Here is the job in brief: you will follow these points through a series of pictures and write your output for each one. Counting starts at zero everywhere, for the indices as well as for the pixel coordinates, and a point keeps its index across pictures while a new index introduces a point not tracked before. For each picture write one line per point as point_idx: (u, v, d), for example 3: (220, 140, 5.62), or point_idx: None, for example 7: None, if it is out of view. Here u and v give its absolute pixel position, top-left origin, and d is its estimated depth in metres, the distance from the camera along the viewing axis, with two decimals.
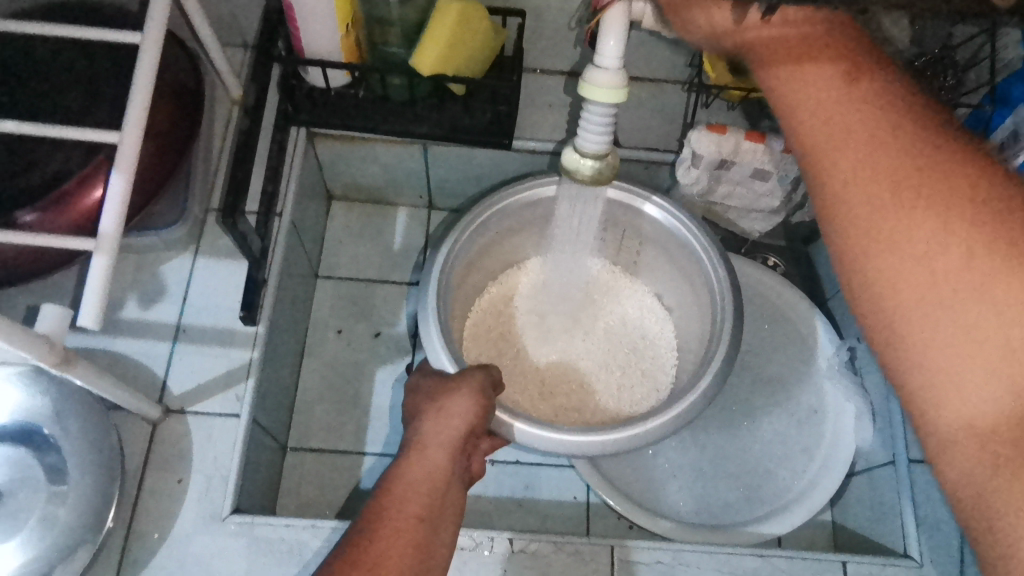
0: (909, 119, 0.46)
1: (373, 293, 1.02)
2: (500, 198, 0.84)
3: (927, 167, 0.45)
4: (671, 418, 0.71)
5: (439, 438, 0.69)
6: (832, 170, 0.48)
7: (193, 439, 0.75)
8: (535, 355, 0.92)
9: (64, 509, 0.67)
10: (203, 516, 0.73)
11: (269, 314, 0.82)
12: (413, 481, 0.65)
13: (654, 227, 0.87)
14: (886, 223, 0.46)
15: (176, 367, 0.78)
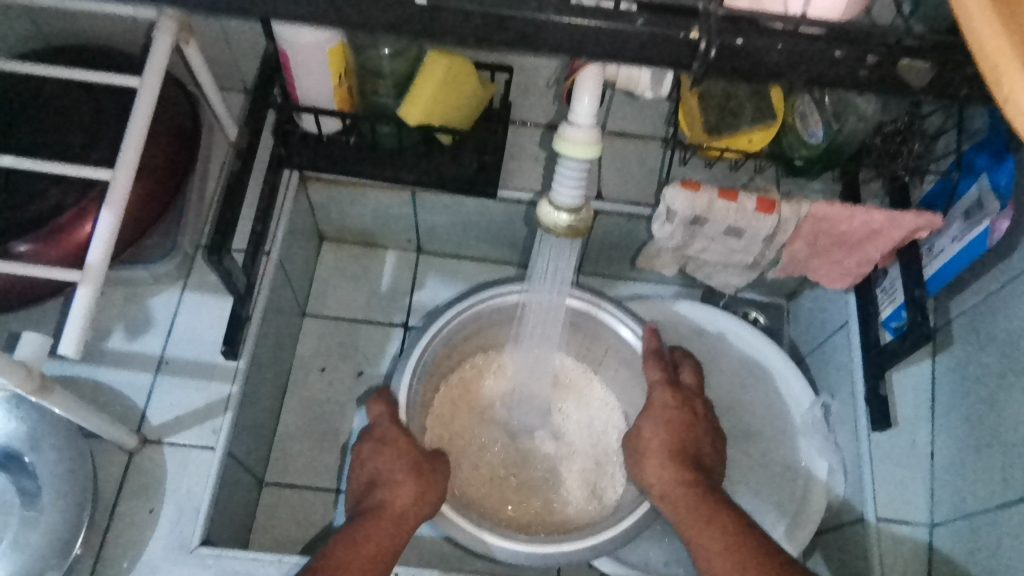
0: (716, 501, 0.73)
1: (358, 334, 1.04)
2: (491, 301, 0.88)
3: (729, 523, 0.70)
4: (584, 549, 0.77)
5: (411, 507, 0.75)
6: (672, 510, 0.74)
7: (167, 469, 0.77)
8: (495, 435, 0.92)
9: (34, 535, 0.69)
10: (172, 546, 0.74)
11: (250, 350, 0.84)
12: (376, 547, 0.70)
13: (625, 350, 0.90)
14: (692, 526, 0.71)
15: (156, 398, 0.80)
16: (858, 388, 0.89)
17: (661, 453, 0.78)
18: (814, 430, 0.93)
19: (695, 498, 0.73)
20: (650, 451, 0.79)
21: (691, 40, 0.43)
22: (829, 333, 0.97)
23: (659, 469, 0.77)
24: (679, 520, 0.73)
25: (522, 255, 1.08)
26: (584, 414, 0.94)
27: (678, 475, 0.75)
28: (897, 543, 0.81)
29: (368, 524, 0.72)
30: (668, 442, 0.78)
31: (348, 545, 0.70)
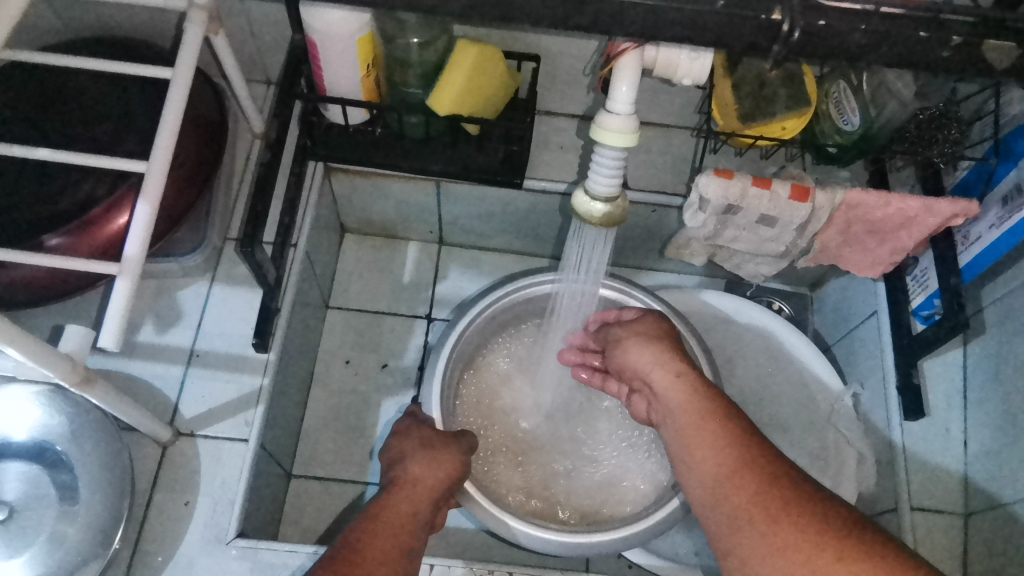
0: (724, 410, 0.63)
1: (383, 326, 1.04)
2: (523, 285, 0.89)
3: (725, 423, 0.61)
4: (616, 540, 0.77)
5: (439, 480, 0.73)
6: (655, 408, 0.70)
7: (201, 461, 0.77)
8: (524, 427, 0.92)
9: (72, 526, 0.68)
10: (207, 538, 0.74)
11: (280, 341, 0.84)
12: (405, 517, 0.68)
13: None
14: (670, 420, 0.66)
15: (188, 391, 0.80)
16: (889, 377, 0.89)
17: (656, 343, 0.71)
18: (844, 421, 0.93)
19: (720, 434, 0.60)
20: (649, 345, 0.71)
21: (772, 21, 0.42)
22: (859, 321, 0.97)
23: (639, 352, 0.71)
24: (665, 368, 0.68)
25: (546, 246, 1.07)
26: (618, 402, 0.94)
27: (677, 362, 0.68)
28: (930, 531, 0.82)
29: (394, 495, 0.70)
30: (654, 335, 0.73)
31: (373, 514, 0.67)
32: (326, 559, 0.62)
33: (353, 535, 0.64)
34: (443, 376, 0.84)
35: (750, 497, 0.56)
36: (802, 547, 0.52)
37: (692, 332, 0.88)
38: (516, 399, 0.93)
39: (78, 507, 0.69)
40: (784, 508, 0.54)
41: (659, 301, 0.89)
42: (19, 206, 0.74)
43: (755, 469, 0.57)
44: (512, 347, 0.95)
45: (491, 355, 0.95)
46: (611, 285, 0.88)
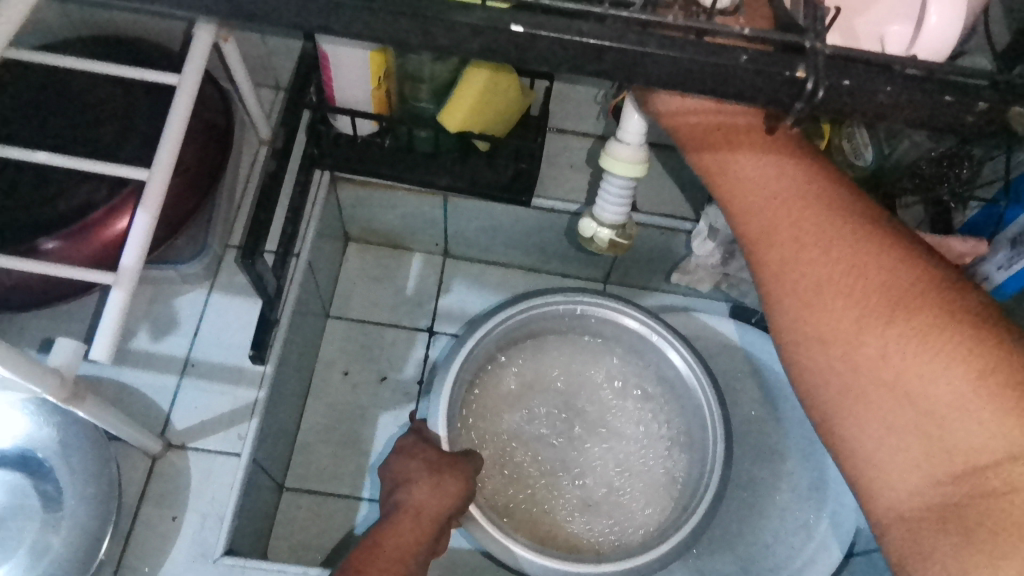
0: (872, 257, 0.50)
1: (383, 338, 1.02)
2: (541, 301, 0.89)
3: (891, 304, 0.49)
4: (619, 569, 0.77)
5: (443, 506, 0.72)
6: (777, 282, 0.53)
7: (191, 475, 0.76)
8: (521, 449, 0.91)
9: (56, 535, 0.68)
10: (195, 555, 0.73)
11: (278, 353, 0.83)
12: (403, 552, 0.67)
13: (668, 371, 0.91)
14: (810, 317, 0.52)
15: (182, 401, 0.79)
16: None
17: (794, 201, 0.53)
18: None
19: (861, 251, 0.50)
20: (791, 208, 0.53)
21: (796, 79, 0.37)
22: None
23: (773, 206, 0.53)
24: (791, 217, 0.53)
25: (552, 263, 1.06)
26: (623, 427, 0.93)
27: (811, 220, 0.52)
28: None
29: (395, 525, 0.69)
30: (793, 231, 0.52)
31: (369, 549, 0.66)
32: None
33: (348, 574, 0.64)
34: (450, 394, 0.83)
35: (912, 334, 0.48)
36: (968, 476, 0.47)
37: (707, 365, 0.88)
38: (516, 419, 0.92)
39: (63, 518, 0.68)
40: (972, 342, 0.46)
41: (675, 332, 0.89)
42: (15, 209, 0.73)
43: (877, 267, 0.50)
44: (517, 365, 0.94)
45: (497, 371, 0.94)
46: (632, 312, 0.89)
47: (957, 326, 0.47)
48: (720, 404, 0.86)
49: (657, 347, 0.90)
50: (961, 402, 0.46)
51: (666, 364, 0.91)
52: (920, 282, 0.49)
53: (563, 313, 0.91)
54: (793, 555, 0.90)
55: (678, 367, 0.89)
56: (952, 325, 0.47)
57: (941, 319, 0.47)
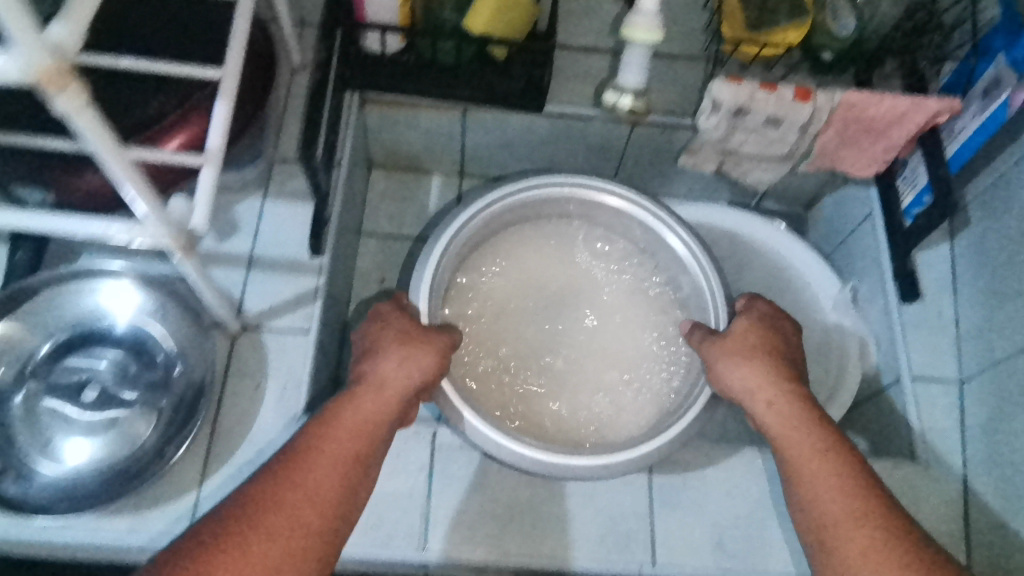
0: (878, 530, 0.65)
1: (412, 251, 1.10)
2: (534, 184, 0.95)
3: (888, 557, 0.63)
4: (598, 464, 0.78)
5: (409, 382, 0.73)
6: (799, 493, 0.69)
7: (268, 349, 0.85)
8: (516, 321, 0.99)
9: (145, 427, 0.77)
10: (280, 416, 0.82)
11: (332, 246, 0.91)
12: (360, 421, 0.69)
13: (668, 253, 0.98)
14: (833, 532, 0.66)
15: (251, 288, 0.88)
16: (884, 267, 0.98)
17: (776, 390, 0.75)
18: (844, 310, 1.02)
19: (857, 510, 0.66)
20: (764, 394, 0.75)
21: None
22: (855, 225, 1.06)
23: (777, 414, 0.74)
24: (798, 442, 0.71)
25: (562, 174, 1.16)
26: (615, 318, 1.01)
27: (822, 452, 0.70)
28: (934, 398, 0.90)
29: (359, 397, 0.70)
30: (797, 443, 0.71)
31: (331, 416, 0.68)
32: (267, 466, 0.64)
33: (302, 441, 0.66)
34: (432, 279, 0.87)
35: (856, 510, 0.66)
36: None
37: (708, 248, 0.95)
38: (511, 293, 1.00)
39: (158, 409, 0.78)
40: None
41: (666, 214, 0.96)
42: None
43: (867, 527, 0.65)
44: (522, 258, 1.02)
45: (501, 255, 1.00)
46: (616, 194, 0.96)
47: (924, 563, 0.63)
48: (719, 280, 0.93)
49: (656, 231, 0.97)
50: None
51: (666, 252, 0.98)
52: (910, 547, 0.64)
53: (568, 199, 0.97)
54: None
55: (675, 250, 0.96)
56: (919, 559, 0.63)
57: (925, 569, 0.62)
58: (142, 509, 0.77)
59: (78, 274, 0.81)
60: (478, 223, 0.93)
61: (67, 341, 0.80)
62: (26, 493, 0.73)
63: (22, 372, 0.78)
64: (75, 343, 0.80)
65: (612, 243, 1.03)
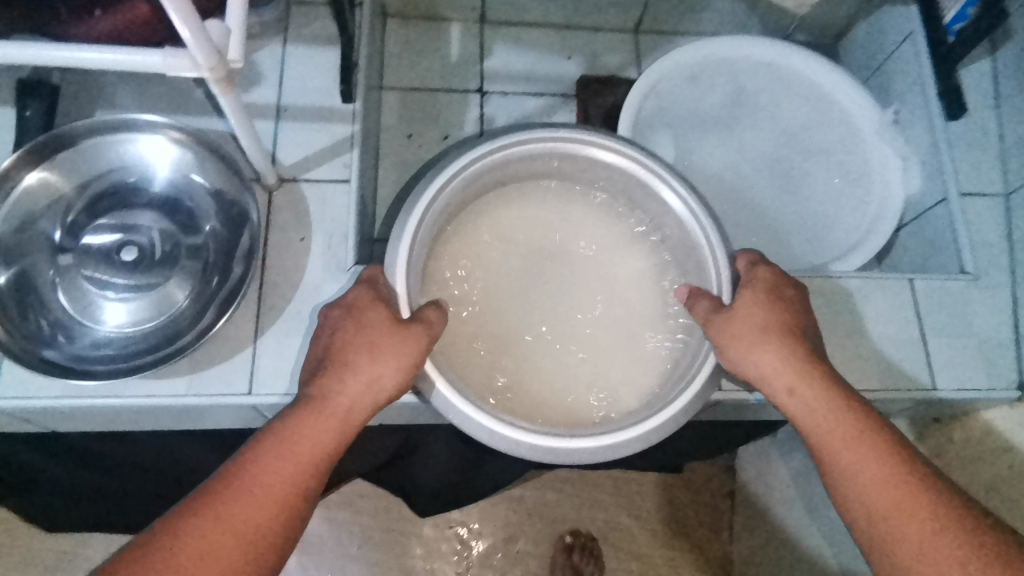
0: (946, 523, 0.56)
1: (437, 101, 1.07)
2: (502, 143, 0.72)
3: (960, 556, 0.54)
4: (594, 447, 0.65)
5: (370, 394, 0.62)
6: (845, 486, 0.60)
7: (308, 201, 0.82)
8: (493, 298, 0.77)
9: (182, 293, 0.75)
10: (329, 266, 0.80)
11: (362, 92, 0.87)
12: (302, 454, 0.58)
13: (668, 216, 0.76)
14: (892, 533, 0.57)
15: (282, 141, 0.84)
16: (930, 85, 0.95)
17: (808, 378, 0.64)
18: (888, 133, 0.98)
19: (922, 505, 0.57)
20: (798, 378, 0.64)
21: None
22: (895, 47, 1.02)
23: (814, 402, 0.63)
24: (839, 433, 0.61)
25: (587, 13, 1.11)
26: (617, 287, 0.79)
27: (868, 443, 0.60)
28: (979, 211, 0.90)
29: (306, 420, 0.59)
30: (840, 432, 0.61)
31: (268, 447, 0.57)
32: (186, 512, 0.54)
33: (231, 482, 0.55)
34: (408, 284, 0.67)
35: (919, 510, 0.57)
36: None
37: (710, 204, 0.73)
38: (488, 260, 0.78)
39: (195, 275, 0.76)
40: None
41: (666, 168, 0.74)
42: None
43: (933, 522, 0.56)
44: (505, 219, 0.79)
45: (482, 248, 0.78)
46: (605, 146, 0.74)
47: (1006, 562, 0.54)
48: (727, 248, 0.72)
49: (649, 189, 0.75)
50: None
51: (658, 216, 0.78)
52: (985, 546, 0.54)
53: (551, 155, 0.75)
54: (846, 230, 1.00)
55: (674, 214, 0.75)
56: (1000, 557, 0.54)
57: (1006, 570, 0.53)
58: (197, 366, 0.75)
59: (104, 128, 0.76)
60: (452, 194, 0.72)
61: (97, 204, 0.77)
62: (69, 356, 0.71)
63: (53, 240, 0.76)
64: (105, 207, 0.77)
65: (616, 218, 0.81)
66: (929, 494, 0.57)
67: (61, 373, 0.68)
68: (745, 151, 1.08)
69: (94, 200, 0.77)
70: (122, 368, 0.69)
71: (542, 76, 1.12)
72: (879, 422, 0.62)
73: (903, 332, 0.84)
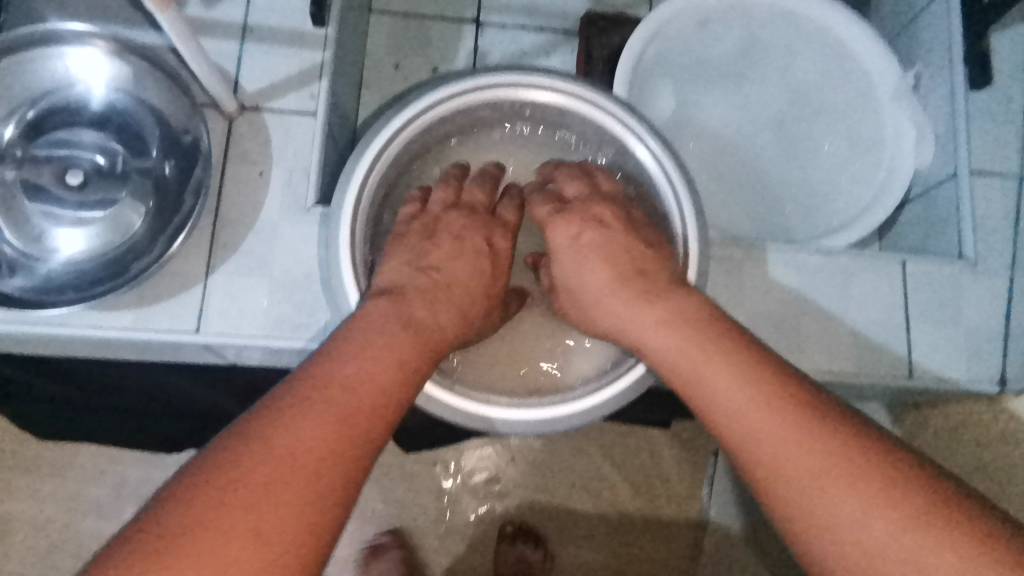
0: (827, 440, 0.49)
1: (428, 30, 1.02)
2: (465, 86, 0.67)
3: (843, 474, 0.48)
4: (534, 420, 0.63)
5: (414, 347, 0.56)
6: (725, 427, 0.54)
7: (272, 132, 0.79)
8: None
9: (138, 216, 0.74)
10: (288, 205, 0.77)
11: (337, 16, 0.83)
12: (355, 412, 0.49)
13: (641, 173, 0.72)
14: (773, 463, 0.50)
15: (247, 64, 0.80)
16: (956, 48, 0.87)
17: (685, 330, 0.59)
18: (906, 98, 0.90)
19: (803, 430, 0.50)
20: (679, 334, 0.59)
21: None
22: (925, 5, 0.93)
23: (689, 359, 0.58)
24: (710, 376, 0.55)
25: None
26: None
27: (738, 378, 0.54)
28: (990, 191, 0.83)
29: (350, 370, 0.51)
30: (711, 378, 0.55)
31: (304, 395, 0.49)
32: (201, 476, 0.43)
33: (268, 443, 0.45)
34: (353, 229, 0.64)
35: (821, 433, 0.49)
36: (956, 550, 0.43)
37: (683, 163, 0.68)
38: None
39: (149, 195, 0.75)
40: (904, 496, 0.46)
41: (639, 120, 0.69)
42: None
43: (816, 445, 0.49)
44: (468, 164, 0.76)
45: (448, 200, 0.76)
46: (565, 91, 0.69)
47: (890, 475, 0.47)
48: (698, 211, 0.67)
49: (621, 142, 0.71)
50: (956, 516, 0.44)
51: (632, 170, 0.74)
52: (865, 457, 0.48)
53: (518, 103, 0.70)
54: (851, 200, 0.94)
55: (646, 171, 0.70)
56: (880, 468, 0.47)
57: (893, 484, 0.46)
58: (145, 300, 0.74)
59: (33, 43, 0.71)
60: (415, 134, 0.68)
61: (46, 126, 0.74)
62: (31, 286, 0.70)
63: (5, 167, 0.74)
64: (48, 126, 0.75)
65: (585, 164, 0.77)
66: (809, 416, 0.51)
67: (18, 306, 0.68)
68: (750, 107, 1.01)
69: (35, 120, 0.74)
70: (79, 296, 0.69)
71: (544, 8, 1.05)
72: (752, 355, 0.56)
73: (889, 316, 0.79)
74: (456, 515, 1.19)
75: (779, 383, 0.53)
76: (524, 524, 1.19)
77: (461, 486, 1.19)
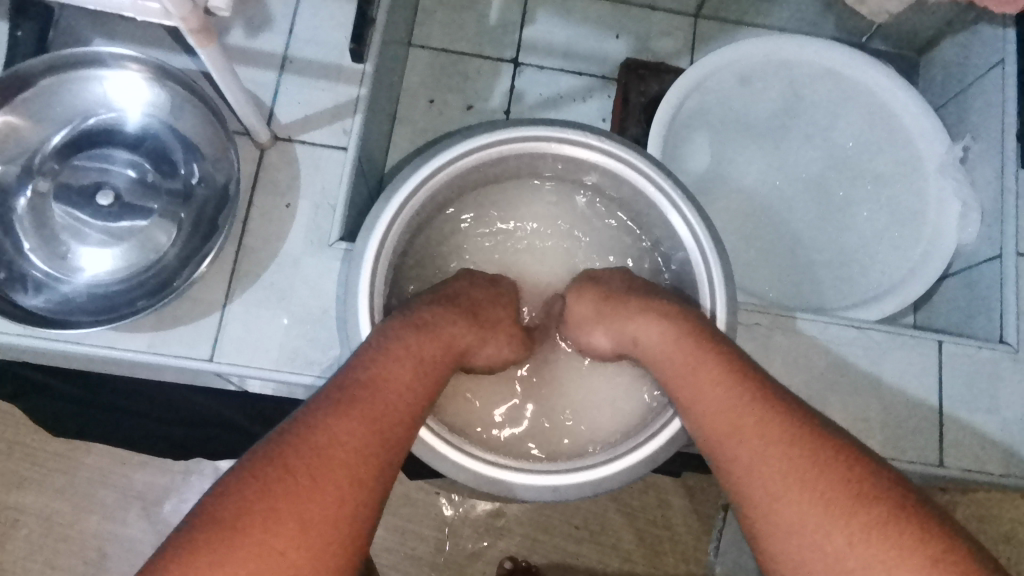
0: (807, 454, 0.54)
1: (467, 66, 1.02)
2: (494, 139, 0.65)
3: (813, 485, 0.53)
4: (542, 486, 0.60)
5: (407, 393, 0.58)
6: (715, 439, 0.58)
7: (301, 165, 0.78)
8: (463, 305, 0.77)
9: (165, 238, 0.73)
10: (312, 240, 0.76)
11: (375, 52, 0.82)
12: (338, 467, 0.52)
13: (675, 241, 0.69)
14: (755, 473, 0.55)
15: (283, 95, 0.79)
16: (1010, 124, 0.84)
17: (683, 362, 0.61)
18: (953, 172, 0.87)
19: (787, 444, 0.55)
20: (685, 370, 0.61)
21: None
22: (979, 74, 0.91)
23: (692, 387, 0.60)
24: (705, 392, 0.59)
25: None
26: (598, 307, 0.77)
27: (731, 400, 0.58)
28: None
29: (338, 422, 0.53)
30: (709, 401, 0.59)
31: (289, 454, 0.51)
32: (190, 544, 0.47)
33: (250, 503, 0.48)
34: (374, 276, 0.62)
35: (814, 487, 0.53)
36: (915, 557, 0.49)
37: (718, 235, 0.65)
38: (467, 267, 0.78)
39: (176, 219, 0.73)
40: (870, 509, 0.51)
41: (676, 190, 0.66)
42: None
43: (798, 456, 0.54)
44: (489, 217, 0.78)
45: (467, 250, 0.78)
46: (599, 148, 0.67)
47: (857, 485, 0.52)
48: (726, 284, 0.65)
49: (655, 207, 0.68)
50: (913, 532, 0.50)
51: (665, 234, 0.72)
52: (839, 469, 0.53)
53: (549, 156, 0.69)
54: (885, 270, 0.92)
55: (678, 239, 0.68)
56: (850, 480, 0.52)
57: (863, 497, 0.52)
58: (162, 323, 0.73)
59: (69, 62, 0.71)
60: (441, 184, 0.67)
61: (80, 144, 0.74)
62: (53, 305, 0.70)
63: (37, 182, 0.73)
64: (82, 145, 0.74)
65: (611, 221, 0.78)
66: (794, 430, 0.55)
67: (40, 325, 0.67)
68: (785, 168, 1.00)
69: (71, 139, 0.74)
70: (104, 318, 0.68)
71: (584, 53, 1.04)
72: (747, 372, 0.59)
73: (921, 397, 0.76)
74: (455, 548, 1.11)
75: (769, 398, 0.57)
76: (524, 564, 1.11)
77: (461, 518, 1.12)
